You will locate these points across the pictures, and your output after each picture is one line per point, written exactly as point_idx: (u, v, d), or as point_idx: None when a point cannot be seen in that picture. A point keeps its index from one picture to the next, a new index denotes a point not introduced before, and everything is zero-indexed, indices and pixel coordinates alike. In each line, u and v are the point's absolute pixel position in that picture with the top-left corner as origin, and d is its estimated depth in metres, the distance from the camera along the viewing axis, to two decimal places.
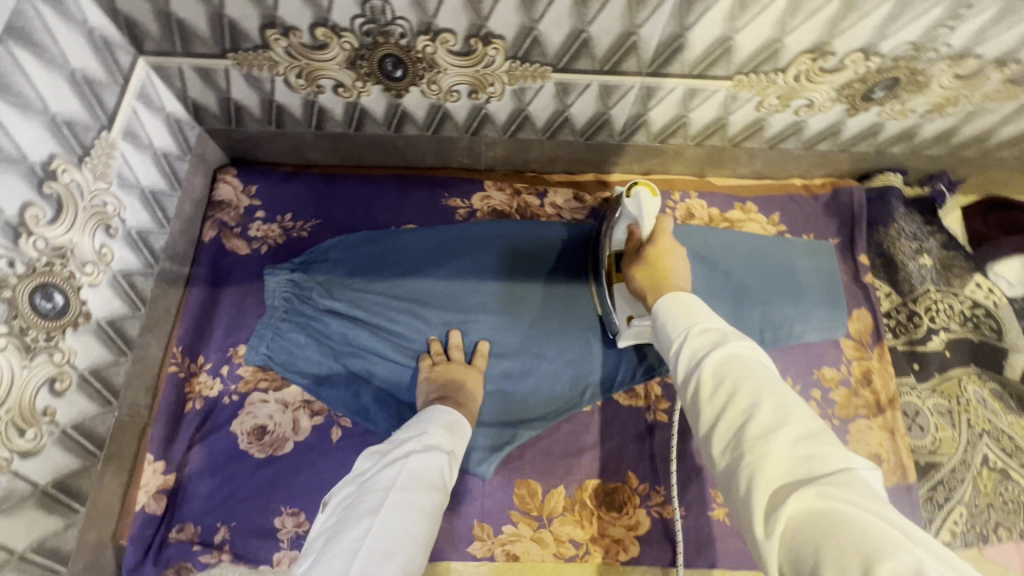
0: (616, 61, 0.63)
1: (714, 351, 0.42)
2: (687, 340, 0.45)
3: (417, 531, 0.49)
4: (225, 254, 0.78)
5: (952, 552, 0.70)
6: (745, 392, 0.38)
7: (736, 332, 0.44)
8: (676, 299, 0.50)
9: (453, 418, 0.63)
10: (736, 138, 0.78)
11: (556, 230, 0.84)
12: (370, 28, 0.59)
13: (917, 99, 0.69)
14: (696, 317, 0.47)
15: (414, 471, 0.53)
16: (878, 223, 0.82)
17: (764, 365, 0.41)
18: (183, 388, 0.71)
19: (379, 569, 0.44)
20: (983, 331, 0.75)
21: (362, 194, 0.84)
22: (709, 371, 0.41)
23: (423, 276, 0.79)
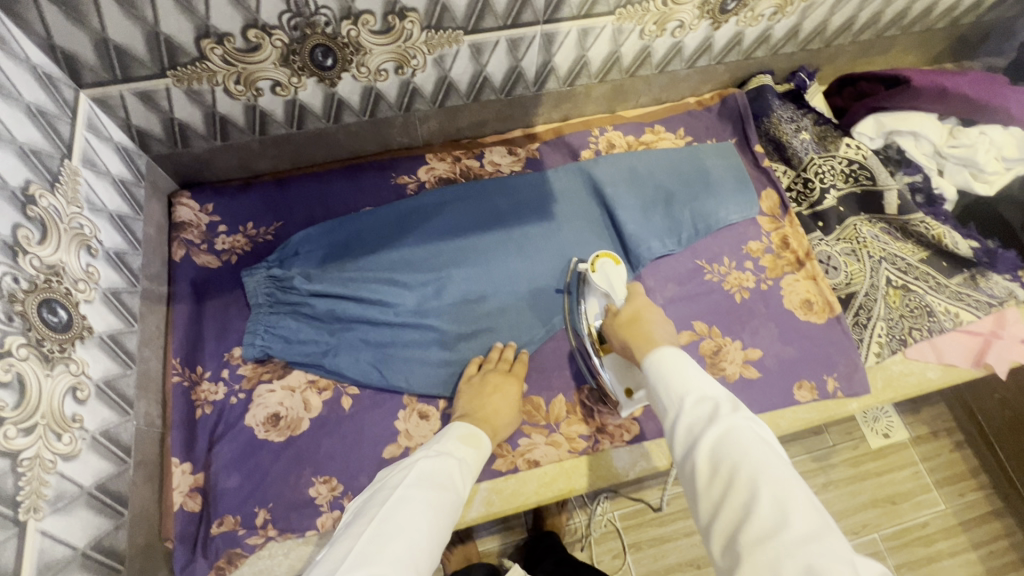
0: (516, 14, 0.73)
1: (710, 431, 0.50)
2: (683, 416, 0.53)
3: (421, 524, 0.53)
4: (198, 270, 0.81)
5: (884, 360, 0.84)
6: (739, 477, 0.46)
7: (728, 408, 0.52)
8: (660, 358, 0.59)
9: (467, 429, 0.66)
10: (631, 69, 0.90)
11: (500, 183, 0.93)
12: (297, 22, 0.66)
13: (762, 4, 0.84)
14: (687, 388, 0.55)
15: (422, 473, 0.58)
16: (762, 116, 0.97)
17: (756, 444, 0.48)
18: (190, 397, 0.74)
19: (376, 554, 0.49)
20: (862, 181, 0.90)
21: (317, 191, 0.90)
22: (706, 452, 0.49)
23: (392, 248, 0.86)
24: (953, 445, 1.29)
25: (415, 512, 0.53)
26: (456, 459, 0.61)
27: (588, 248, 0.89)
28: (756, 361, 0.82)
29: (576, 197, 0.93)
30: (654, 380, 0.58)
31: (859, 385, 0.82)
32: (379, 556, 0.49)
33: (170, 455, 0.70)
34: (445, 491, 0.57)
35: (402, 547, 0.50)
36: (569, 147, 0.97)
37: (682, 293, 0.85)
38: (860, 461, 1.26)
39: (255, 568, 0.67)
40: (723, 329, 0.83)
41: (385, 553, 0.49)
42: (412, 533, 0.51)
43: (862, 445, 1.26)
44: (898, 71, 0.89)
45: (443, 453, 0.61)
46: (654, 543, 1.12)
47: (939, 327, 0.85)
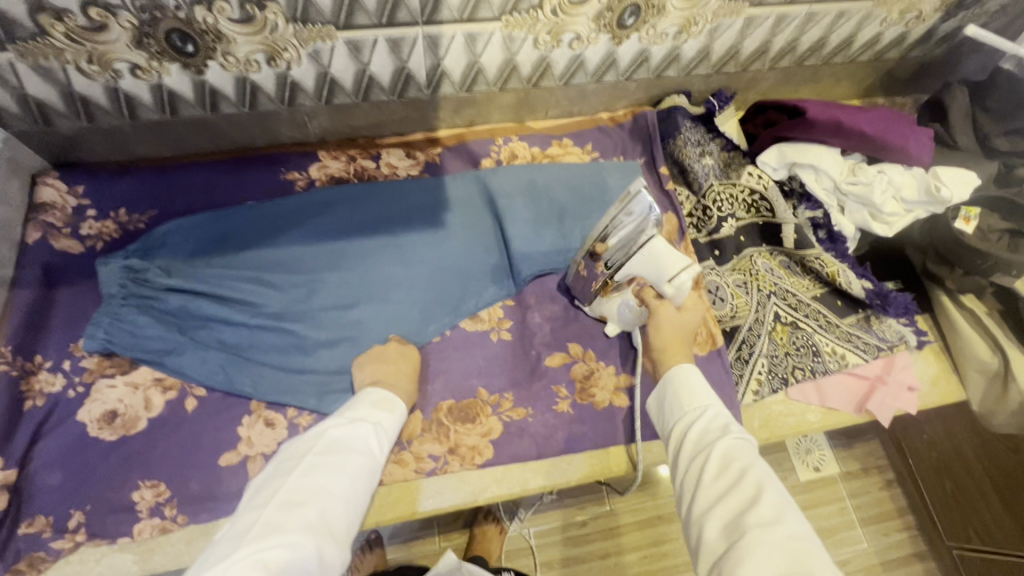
0: (390, 13, 0.70)
1: (722, 439, 0.53)
2: (698, 422, 0.57)
3: (335, 487, 0.53)
4: (55, 254, 0.78)
5: (763, 398, 0.81)
6: (748, 477, 0.48)
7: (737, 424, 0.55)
8: (679, 370, 0.64)
9: (383, 395, 0.67)
10: (533, 79, 0.87)
11: (392, 187, 0.90)
12: (143, 3, 0.63)
13: (663, 22, 0.81)
14: (698, 399, 0.60)
15: (340, 439, 0.58)
16: (670, 137, 0.94)
17: (757, 458, 0.51)
18: (19, 386, 0.70)
19: (292, 514, 0.48)
20: (762, 212, 0.88)
21: (196, 181, 0.86)
22: (717, 452, 0.52)
23: (267, 245, 0.83)
24: (883, 483, 1.26)
25: (333, 475, 0.54)
26: (370, 424, 0.62)
27: (474, 260, 0.86)
28: (626, 390, 0.79)
29: (470, 206, 0.90)
30: (671, 385, 0.63)
31: None
32: (294, 514, 0.48)
33: None
34: (363, 455, 0.58)
35: (318, 508, 0.50)
36: (471, 154, 0.94)
37: (562, 314, 0.83)
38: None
39: (61, 574, 0.64)
40: (598, 353, 0.81)
41: (301, 512, 0.49)
42: (329, 495, 0.52)
43: (790, 478, 1.24)
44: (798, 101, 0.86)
45: (363, 419, 0.62)
46: (566, 564, 1.08)
47: (824, 367, 0.82)
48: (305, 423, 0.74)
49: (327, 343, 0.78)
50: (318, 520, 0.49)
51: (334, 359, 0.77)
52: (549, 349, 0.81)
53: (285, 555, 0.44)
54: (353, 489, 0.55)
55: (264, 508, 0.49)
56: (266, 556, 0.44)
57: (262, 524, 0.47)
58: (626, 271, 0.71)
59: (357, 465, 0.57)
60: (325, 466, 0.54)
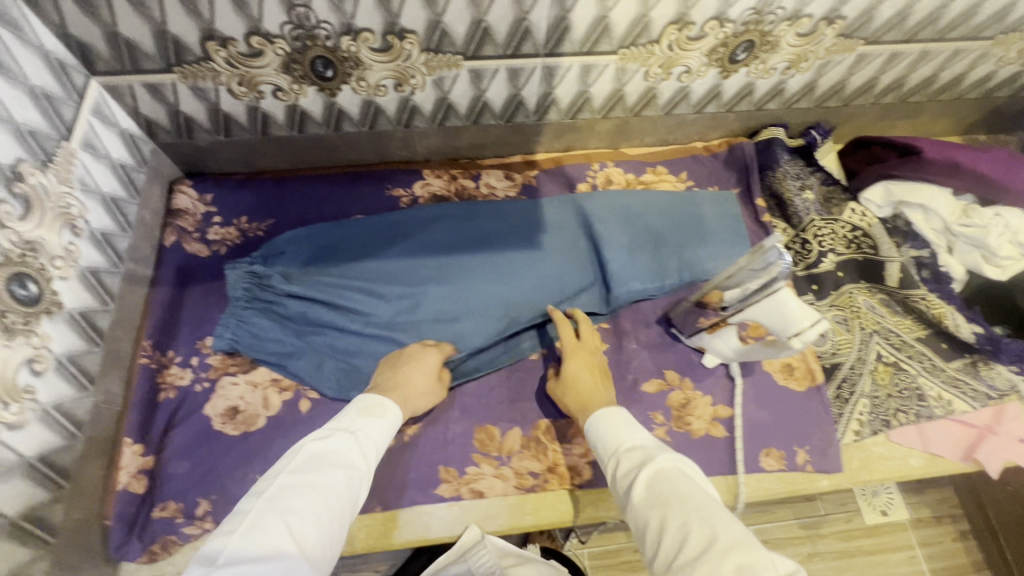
0: (516, 45, 0.74)
1: (644, 478, 0.54)
2: (618, 462, 0.58)
3: (308, 504, 0.51)
4: (187, 257, 0.84)
5: (863, 439, 0.80)
6: (677, 517, 0.49)
7: (656, 450, 0.57)
8: (603, 414, 0.64)
9: (372, 400, 0.64)
10: (636, 108, 0.90)
11: (490, 205, 0.93)
12: (298, 33, 0.68)
13: (774, 57, 0.82)
14: (621, 436, 0.60)
15: (319, 453, 0.56)
16: (768, 169, 0.94)
17: (689, 485, 0.52)
18: (156, 378, 0.76)
19: (264, 529, 0.48)
20: (864, 249, 0.87)
21: (310, 192, 0.92)
22: (641, 495, 0.53)
23: (373, 258, 0.86)
24: (955, 533, 1.19)
25: (310, 489, 0.52)
26: (354, 435, 0.60)
27: (570, 281, 0.87)
28: (723, 420, 0.79)
29: (565, 227, 0.92)
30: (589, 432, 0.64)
31: (831, 463, 0.77)
32: (265, 528, 0.48)
33: (124, 434, 0.72)
34: (347, 469, 0.56)
35: (289, 525, 0.49)
36: (567, 178, 0.97)
37: (657, 340, 0.84)
38: (848, 538, 1.17)
39: (187, 558, 0.69)
40: (694, 380, 0.81)
41: (273, 535, 0.48)
42: (306, 512, 0.51)
43: (855, 519, 1.18)
44: (912, 139, 0.86)
45: (352, 429, 0.60)
46: None
47: (928, 412, 0.80)
48: (410, 431, 0.77)
49: None
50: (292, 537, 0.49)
51: None
52: (645, 375, 0.82)
53: None
54: (335, 503, 0.53)
55: (237, 529, 0.48)
56: None
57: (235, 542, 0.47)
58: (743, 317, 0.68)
59: (339, 481, 0.54)
60: (303, 482, 0.53)
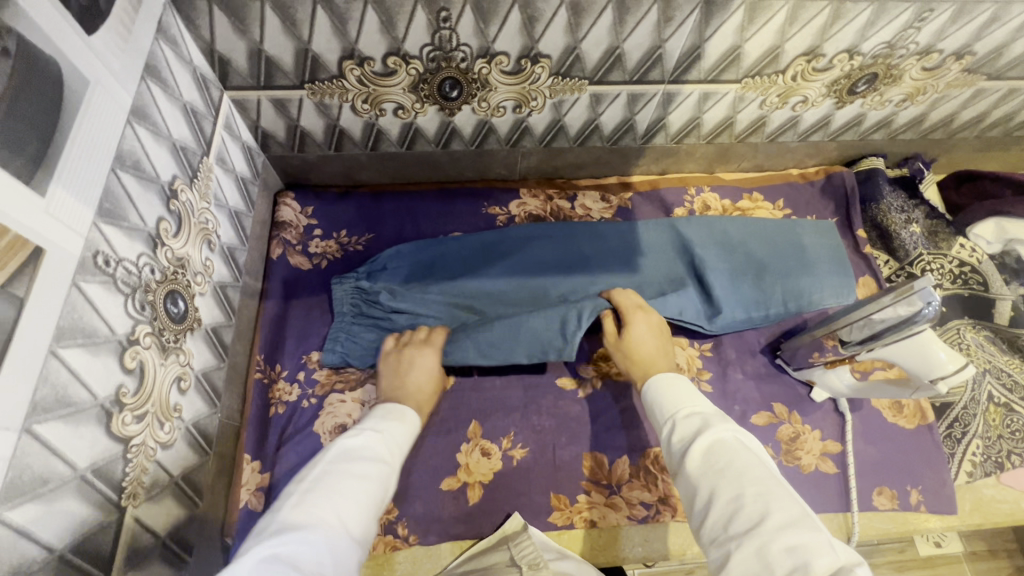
0: (644, 72, 0.73)
1: (699, 443, 0.53)
2: (675, 426, 0.57)
3: (345, 489, 0.50)
4: (291, 270, 0.84)
5: (976, 481, 0.78)
6: (730, 483, 0.48)
7: (717, 420, 0.55)
8: (664, 377, 0.63)
9: (394, 406, 0.63)
10: (742, 135, 0.89)
11: (589, 228, 0.90)
12: (436, 55, 0.67)
13: (893, 90, 0.81)
14: (683, 403, 0.58)
15: (351, 447, 0.55)
16: (871, 201, 0.94)
17: (750, 461, 0.50)
18: (268, 394, 0.77)
19: (309, 512, 0.46)
20: (973, 285, 0.87)
21: (409, 208, 0.91)
22: (696, 459, 0.52)
23: (472, 276, 0.82)
24: (1012, 568, 1.15)
25: (348, 474, 0.51)
26: (381, 432, 0.58)
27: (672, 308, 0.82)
28: (833, 456, 0.78)
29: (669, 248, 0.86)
30: (649, 394, 0.63)
31: (945, 504, 0.76)
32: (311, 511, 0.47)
33: (243, 450, 0.73)
34: (383, 461, 0.55)
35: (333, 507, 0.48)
36: (662, 202, 0.95)
37: (762, 370, 0.83)
38: (904, 570, 1.13)
39: None
40: (802, 414, 0.80)
41: (316, 514, 0.46)
42: (347, 494, 0.49)
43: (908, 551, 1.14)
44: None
45: (380, 428, 0.59)
46: None
47: None
48: (518, 456, 0.76)
49: (536, 380, 0.81)
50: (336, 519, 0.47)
51: (542, 394, 0.80)
52: (753, 407, 0.80)
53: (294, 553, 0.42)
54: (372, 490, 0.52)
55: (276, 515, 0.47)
56: (280, 553, 0.42)
57: (280, 522, 0.45)
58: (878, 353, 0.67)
59: (372, 469, 0.53)
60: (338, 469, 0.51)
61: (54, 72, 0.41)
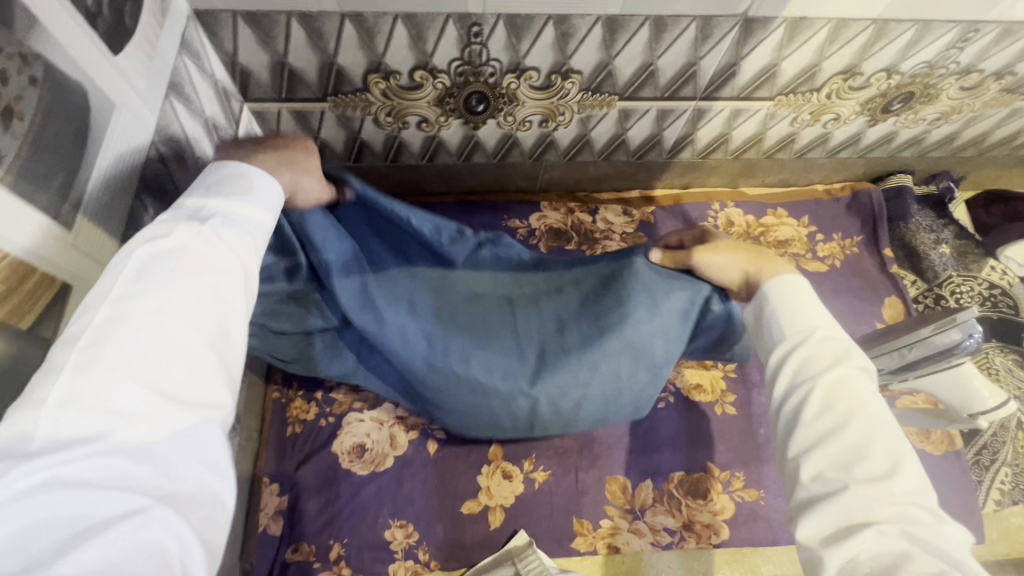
0: (676, 88, 0.71)
1: (828, 372, 0.42)
2: (802, 346, 0.44)
3: (165, 331, 0.33)
4: None
5: (1004, 509, 0.77)
6: (855, 422, 0.40)
7: (854, 350, 0.43)
8: (784, 280, 0.47)
9: (230, 174, 0.42)
10: (770, 151, 0.87)
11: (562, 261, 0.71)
12: (464, 69, 0.65)
13: (928, 109, 0.79)
14: (812, 313, 0.45)
15: (152, 258, 0.35)
16: (900, 220, 0.91)
17: (871, 393, 0.41)
18: (285, 415, 0.76)
19: (100, 389, 0.30)
20: (1003, 308, 0.86)
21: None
22: (823, 389, 0.41)
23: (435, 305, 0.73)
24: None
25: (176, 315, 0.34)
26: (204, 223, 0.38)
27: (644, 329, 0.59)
28: None
29: None
30: (769, 296, 0.47)
31: (974, 534, 0.75)
32: (113, 391, 0.30)
33: (262, 471, 0.73)
34: (223, 273, 0.37)
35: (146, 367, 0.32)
36: (686, 216, 0.93)
37: None
38: None
39: None
40: None
41: (120, 388, 0.30)
42: (173, 349, 0.33)
43: None
44: None
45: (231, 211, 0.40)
46: None
47: None
48: (540, 479, 0.75)
49: None
50: (161, 387, 0.32)
51: None
52: None
53: (109, 463, 0.29)
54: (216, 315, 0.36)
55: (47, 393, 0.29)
56: (77, 478, 0.28)
57: (48, 410, 0.29)
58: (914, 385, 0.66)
59: (211, 287, 0.36)
60: (149, 306, 0.33)
61: (83, 99, 0.39)
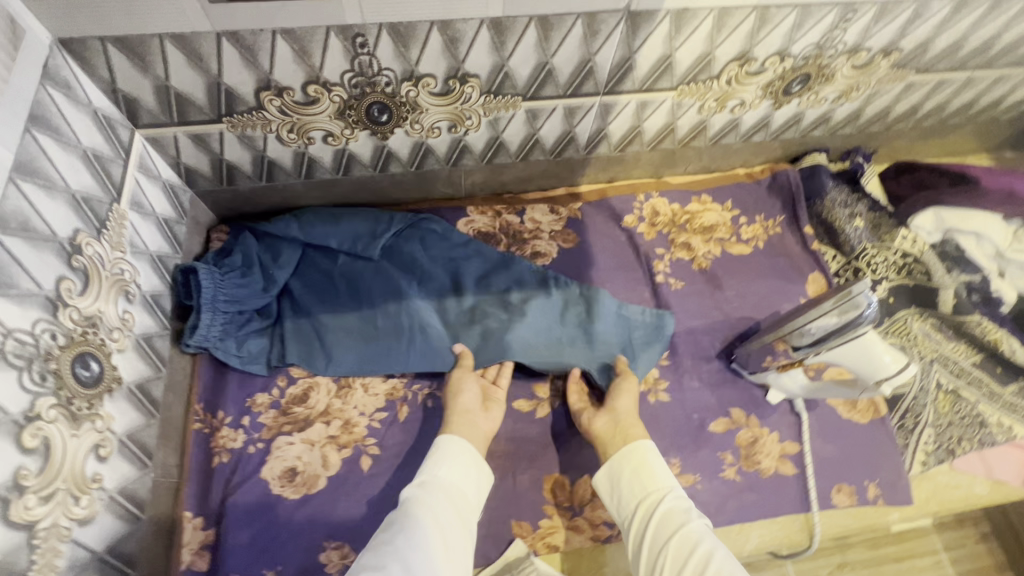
0: (577, 85, 0.71)
1: (675, 534, 0.59)
2: (658, 509, 0.62)
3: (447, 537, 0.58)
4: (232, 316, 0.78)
5: (930, 469, 0.80)
6: (702, 575, 0.55)
7: (694, 509, 0.62)
8: (635, 450, 0.67)
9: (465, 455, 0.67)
10: (685, 139, 0.88)
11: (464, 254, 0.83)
12: (358, 81, 0.65)
13: (827, 88, 0.81)
14: (656, 479, 0.65)
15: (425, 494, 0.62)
16: (816, 197, 0.94)
17: (712, 538, 0.58)
18: (208, 444, 0.72)
19: None
20: (917, 275, 0.89)
21: (356, 235, 0.81)
22: (669, 548, 0.58)
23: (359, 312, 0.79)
24: (977, 535, 1.10)
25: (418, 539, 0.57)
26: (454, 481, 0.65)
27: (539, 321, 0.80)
28: (790, 457, 0.78)
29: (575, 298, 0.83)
30: (626, 463, 0.67)
31: (902, 496, 0.77)
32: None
33: (183, 508, 0.69)
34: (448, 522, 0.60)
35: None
36: (612, 210, 0.94)
37: (720, 375, 0.83)
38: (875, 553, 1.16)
39: None
40: (759, 418, 0.80)
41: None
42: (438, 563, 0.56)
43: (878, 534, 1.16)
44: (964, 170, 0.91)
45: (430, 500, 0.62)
46: None
47: (991, 439, 0.80)
48: None
49: None
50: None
51: (500, 420, 0.78)
52: (711, 414, 0.80)
53: None
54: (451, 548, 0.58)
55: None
56: None
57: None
58: (826, 356, 0.67)
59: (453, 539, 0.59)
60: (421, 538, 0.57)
61: None
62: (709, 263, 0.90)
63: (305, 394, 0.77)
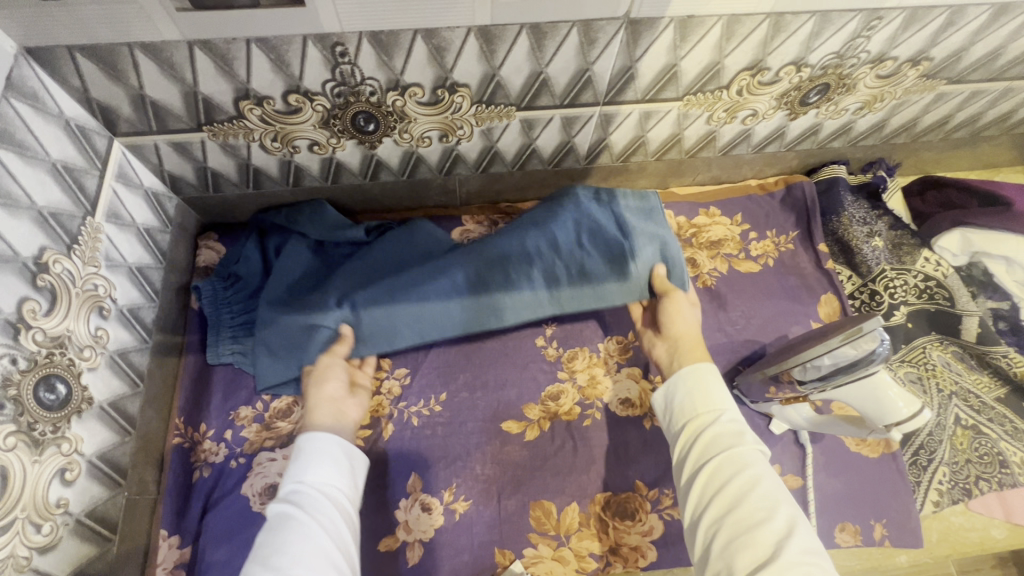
0: (575, 94, 0.67)
1: (716, 458, 0.55)
2: (709, 428, 0.58)
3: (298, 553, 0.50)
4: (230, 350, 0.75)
5: (943, 509, 0.75)
6: (746, 498, 0.51)
7: (753, 437, 0.57)
8: (695, 369, 0.63)
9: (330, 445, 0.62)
10: (692, 150, 0.83)
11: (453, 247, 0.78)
12: (341, 90, 0.61)
13: (848, 99, 0.75)
14: (713, 401, 0.60)
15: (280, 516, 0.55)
16: (832, 213, 0.89)
17: (770, 475, 0.54)
18: (189, 458, 0.70)
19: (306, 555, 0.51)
20: (939, 300, 0.83)
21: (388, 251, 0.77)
22: (713, 471, 0.55)
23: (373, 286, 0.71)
24: None
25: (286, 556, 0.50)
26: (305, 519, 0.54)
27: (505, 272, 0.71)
28: (793, 491, 0.74)
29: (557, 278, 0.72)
30: (683, 385, 0.63)
31: (911, 538, 0.72)
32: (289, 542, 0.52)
33: (159, 525, 0.67)
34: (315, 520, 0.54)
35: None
36: None
37: None
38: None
39: None
40: (761, 449, 0.76)
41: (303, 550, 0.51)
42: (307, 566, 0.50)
43: None
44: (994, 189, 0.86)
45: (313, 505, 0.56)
46: None
47: (1012, 479, 0.74)
48: (460, 509, 0.72)
49: (481, 427, 0.76)
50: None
51: (487, 441, 0.75)
52: None
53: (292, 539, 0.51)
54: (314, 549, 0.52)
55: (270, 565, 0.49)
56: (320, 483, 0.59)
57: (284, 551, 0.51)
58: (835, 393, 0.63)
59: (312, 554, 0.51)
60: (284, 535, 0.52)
61: None
62: (714, 280, 0.86)
63: (288, 409, 0.73)
